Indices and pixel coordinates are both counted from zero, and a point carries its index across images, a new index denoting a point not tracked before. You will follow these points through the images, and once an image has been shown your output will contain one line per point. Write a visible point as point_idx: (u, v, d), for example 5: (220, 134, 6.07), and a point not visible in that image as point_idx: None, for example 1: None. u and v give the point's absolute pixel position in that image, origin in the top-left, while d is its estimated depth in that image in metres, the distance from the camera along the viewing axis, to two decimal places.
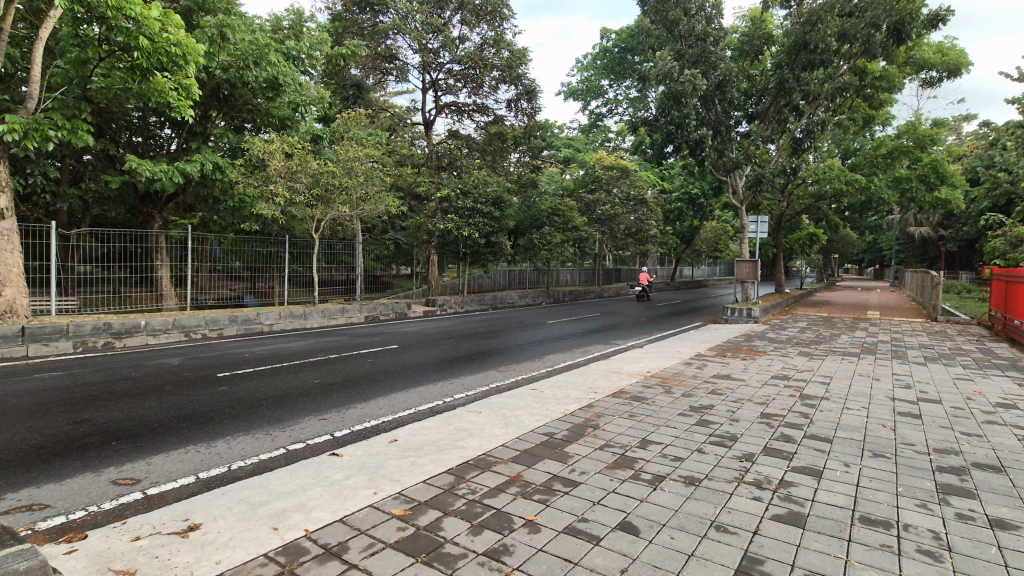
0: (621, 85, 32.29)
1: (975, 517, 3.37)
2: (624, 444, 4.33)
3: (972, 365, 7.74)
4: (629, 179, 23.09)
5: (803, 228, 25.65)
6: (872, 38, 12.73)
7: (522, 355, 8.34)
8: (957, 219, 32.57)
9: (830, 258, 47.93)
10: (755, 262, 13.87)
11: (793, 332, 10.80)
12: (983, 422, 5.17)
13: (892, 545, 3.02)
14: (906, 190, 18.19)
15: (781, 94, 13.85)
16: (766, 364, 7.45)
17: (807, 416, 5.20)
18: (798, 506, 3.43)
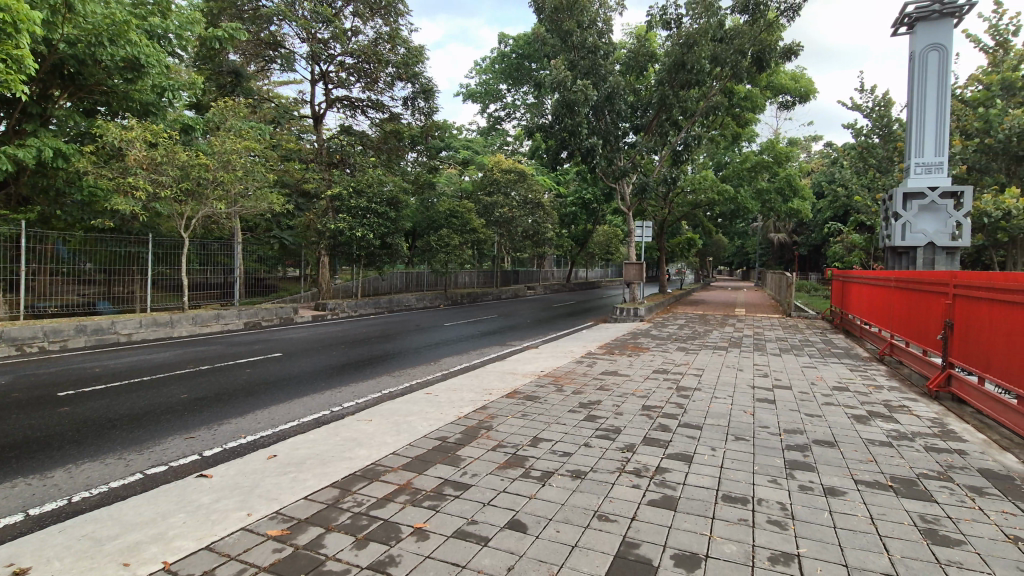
0: (519, 90, 32.96)
1: (813, 487, 3.89)
2: (516, 444, 4.41)
3: (816, 355, 8.90)
4: (526, 183, 23.65)
5: (682, 233, 27.97)
6: (739, 63, 14.21)
7: (417, 359, 8.20)
8: (807, 227, 37.33)
9: (705, 260, 52.60)
10: (641, 265, 14.88)
11: (673, 329, 11.73)
12: (823, 404, 5.97)
13: (747, 519, 3.39)
14: (766, 201, 20.52)
15: (663, 108, 14.92)
16: (648, 360, 8.01)
17: (682, 407, 5.65)
18: (671, 490, 3.72)
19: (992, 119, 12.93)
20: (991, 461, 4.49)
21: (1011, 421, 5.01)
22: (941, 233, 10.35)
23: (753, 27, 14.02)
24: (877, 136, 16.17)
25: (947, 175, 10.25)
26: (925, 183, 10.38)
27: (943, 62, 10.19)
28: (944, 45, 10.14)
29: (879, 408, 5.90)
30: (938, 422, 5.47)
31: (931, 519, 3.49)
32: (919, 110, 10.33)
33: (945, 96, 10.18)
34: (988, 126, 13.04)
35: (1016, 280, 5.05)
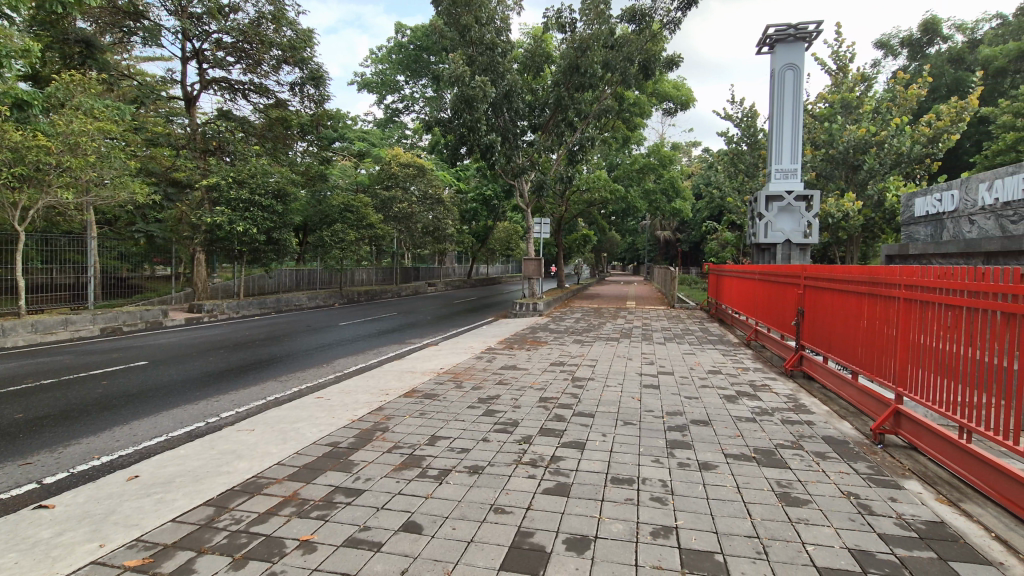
0: (417, 83, 32.32)
1: (690, 463, 4.25)
2: (412, 444, 4.33)
3: (695, 342, 9.75)
4: (426, 178, 23.31)
5: (578, 230, 29.15)
6: (628, 70, 15.07)
7: (308, 362, 7.75)
8: (688, 226, 40.73)
9: (599, 256, 55.33)
10: (539, 261, 15.29)
11: (570, 322, 12.21)
12: (699, 386, 6.55)
13: (633, 498, 3.62)
14: (653, 200, 22.05)
15: (559, 109, 15.45)
16: (546, 353, 8.26)
17: (576, 396, 5.89)
18: (564, 477, 3.87)
19: (834, 133, 14.94)
20: (832, 429, 5.21)
21: (849, 395, 5.80)
22: (796, 231, 11.77)
23: (640, 36, 14.96)
24: (745, 144, 18.00)
25: (800, 180, 11.70)
26: (784, 187, 11.75)
27: (796, 81, 11.60)
28: (797, 65, 11.54)
29: (745, 388, 6.59)
30: (793, 398, 6.22)
31: (785, 483, 3.98)
32: (778, 122, 11.73)
33: (798, 111, 11.62)
34: (831, 139, 15.05)
35: (851, 273, 5.89)
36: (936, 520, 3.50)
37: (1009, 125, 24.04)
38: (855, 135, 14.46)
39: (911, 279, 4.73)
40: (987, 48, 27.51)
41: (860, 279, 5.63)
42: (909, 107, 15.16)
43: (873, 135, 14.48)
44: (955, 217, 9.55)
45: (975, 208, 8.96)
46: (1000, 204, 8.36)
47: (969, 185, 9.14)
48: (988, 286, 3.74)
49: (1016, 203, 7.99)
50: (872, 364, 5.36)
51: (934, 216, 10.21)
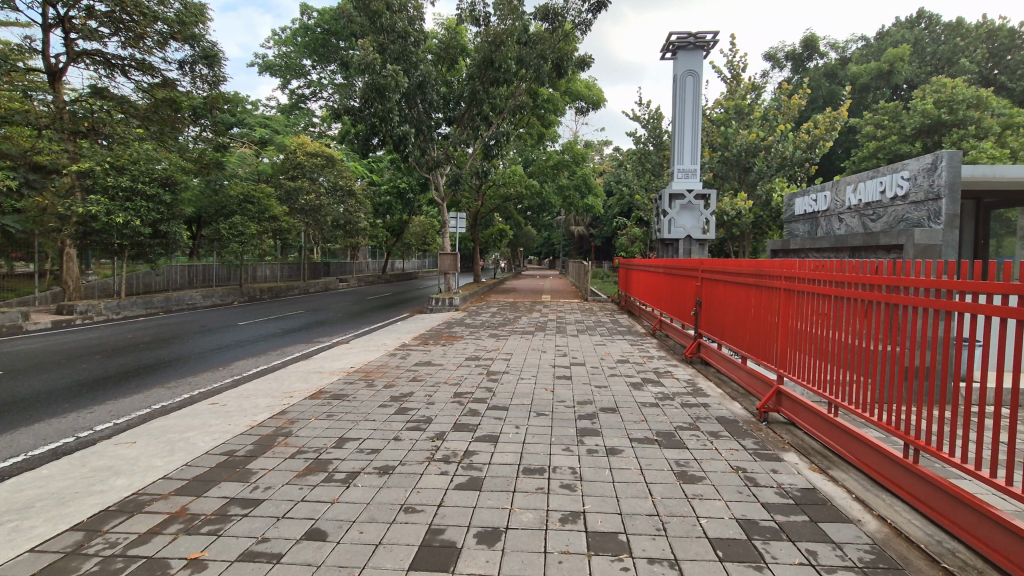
0: (325, 68, 30.69)
1: (598, 449, 4.43)
2: (317, 447, 4.14)
3: (606, 333, 10.18)
4: (335, 168, 22.34)
5: (495, 225, 29.32)
6: (541, 68, 15.24)
7: (201, 365, 7.15)
8: (600, 222, 42.36)
9: (516, 251, 56.00)
10: (455, 255, 15.23)
11: (486, 317, 12.27)
12: (608, 375, 6.84)
13: (543, 487, 3.71)
14: (567, 197, 22.61)
15: (474, 103, 15.43)
16: (461, 348, 8.24)
17: (491, 390, 5.93)
18: (477, 471, 3.88)
19: (729, 136, 16.16)
20: (725, 410, 5.66)
21: (740, 378, 6.31)
22: (696, 228, 12.63)
23: (553, 35, 15.18)
24: (651, 145, 18.98)
25: (699, 180, 12.56)
26: (685, 186, 12.56)
27: (696, 86, 12.38)
28: (696, 71, 12.33)
29: (650, 375, 6.98)
30: (691, 383, 6.68)
31: (683, 463, 4.26)
32: (680, 124, 12.48)
33: (697, 115, 12.43)
34: (726, 142, 16.27)
35: (741, 266, 6.40)
36: (809, 487, 3.92)
37: (872, 135, 27.33)
38: (746, 139, 15.76)
39: (790, 271, 5.22)
40: (855, 66, 31.11)
41: (748, 272, 6.13)
42: (792, 115, 16.73)
43: (762, 140, 15.89)
44: (828, 215, 10.69)
45: (843, 208, 10.08)
46: (863, 204, 9.46)
47: (838, 187, 10.26)
48: (853, 278, 4.20)
49: (876, 204, 9.08)
50: (759, 348, 5.88)
51: (811, 215, 11.37)
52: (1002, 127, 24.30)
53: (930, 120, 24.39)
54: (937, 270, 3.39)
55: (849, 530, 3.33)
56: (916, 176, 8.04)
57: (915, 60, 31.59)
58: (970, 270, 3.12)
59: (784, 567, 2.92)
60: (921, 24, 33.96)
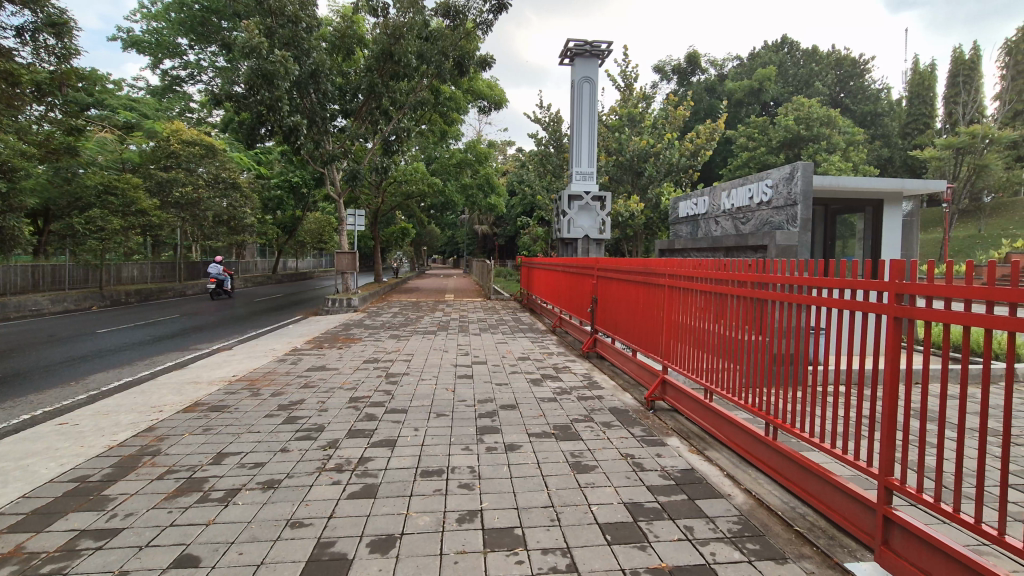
0: (204, 48, 28.04)
1: (497, 447, 4.48)
2: (191, 466, 3.78)
3: (507, 331, 10.33)
4: (216, 159, 20.63)
5: (396, 223, 28.63)
6: (442, 65, 15.10)
7: (49, 380, 6.23)
8: (503, 221, 42.95)
9: (419, 249, 55.00)
10: (353, 254, 14.59)
11: (387, 317, 11.94)
12: (509, 373, 6.96)
13: (441, 488, 3.68)
14: (469, 195, 22.61)
15: (372, 96, 14.88)
16: (358, 350, 7.94)
17: (389, 393, 5.79)
18: (371, 478, 3.76)
19: (622, 142, 17.15)
20: (617, 401, 5.99)
21: (631, 370, 6.71)
22: (593, 228, 13.21)
23: (454, 32, 15.09)
24: (552, 146, 19.64)
25: (595, 182, 13.20)
26: (582, 187, 13.13)
27: (591, 93, 12.98)
28: (592, 78, 12.93)
29: (549, 371, 7.21)
30: (588, 377, 7.01)
31: (578, 453, 4.44)
32: (578, 128, 13.03)
33: (593, 121, 13.05)
34: (620, 147, 17.25)
35: (631, 265, 6.80)
36: (688, 467, 4.27)
37: (744, 146, 30.38)
38: (638, 146, 16.91)
39: (673, 270, 5.64)
40: (731, 83, 34.30)
41: (637, 270, 6.55)
42: (677, 125, 18.09)
43: (651, 147, 17.07)
44: (706, 218, 11.72)
45: (719, 212, 11.10)
46: (735, 208, 10.47)
47: (715, 192, 11.27)
48: (726, 274, 4.64)
49: (745, 208, 10.10)
50: (646, 341, 6.32)
51: (692, 217, 12.41)
52: (846, 143, 28.13)
53: (791, 135, 27.65)
54: (794, 268, 3.82)
55: (720, 504, 3.67)
56: (777, 184, 9.04)
57: (779, 80, 35.59)
58: (820, 268, 3.54)
59: (664, 545, 3.14)
60: (784, 48, 38.31)
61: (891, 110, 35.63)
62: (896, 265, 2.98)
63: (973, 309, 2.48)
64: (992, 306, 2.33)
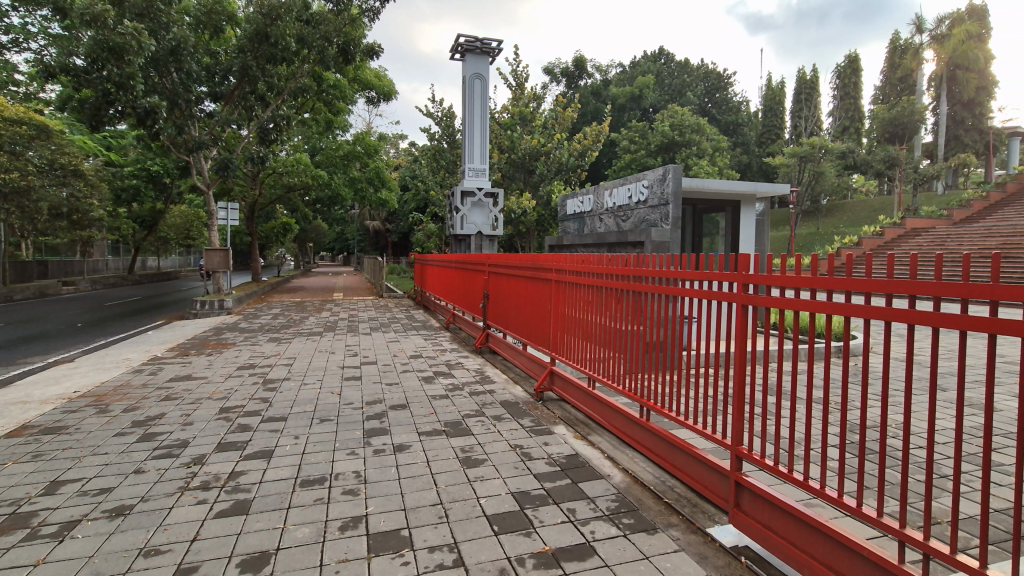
0: (32, 11, 23.94)
1: (385, 449, 4.37)
2: (14, 500, 3.24)
3: (399, 330, 10.11)
4: (51, 142, 17.80)
5: (276, 219, 26.70)
6: (326, 50, 14.28)
7: None
8: (397, 217, 41.87)
9: (304, 246, 51.69)
10: (226, 252, 13.38)
11: (266, 320, 11.11)
12: (399, 372, 6.82)
13: (323, 497, 3.51)
14: (358, 189, 21.68)
15: (245, 80, 13.70)
16: (231, 356, 7.31)
17: (266, 400, 5.40)
18: (244, 493, 3.48)
19: (514, 140, 17.52)
20: (507, 394, 6.13)
21: (522, 363, 6.89)
22: (486, 224, 13.31)
23: (338, 17, 14.22)
24: (445, 142, 19.63)
25: (487, 179, 13.36)
26: (475, 184, 13.23)
27: (482, 89, 13.07)
28: (483, 75, 13.01)
29: (441, 368, 7.18)
30: (479, 372, 7.09)
31: (468, 449, 4.47)
32: (469, 124, 13.10)
33: (484, 117, 13.17)
34: (512, 146, 17.60)
35: (522, 261, 6.95)
36: (573, 453, 4.49)
37: (627, 148, 32.44)
38: (529, 145, 17.35)
39: (560, 265, 5.87)
40: (614, 89, 36.45)
41: (526, 266, 6.75)
42: (566, 126, 18.82)
43: (541, 147, 17.64)
44: (591, 215, 12.36)
45: (602, 210, 11.75)
46: (617, 206, 11.14)
47: (599, 191, 11.92)
48: (608, 268, 4.91)
49: (625, 207, 10.79)
50: (535, 334, 6.54)
51: (579, 215, 13.03)
52: (713, 149, 31.15)
53: (667, 140, 30.05)
54: (667, 263, 4.15)
55: (600, 485, 3.90)
56: (653, 185, 9.76)
57: (656, 88, 38.45)
58: (689, 263, 3.88)
59: (548, 529, 3.27)
60: (660, 59, 41.41)
61: (749, 121, 40.06)
62: (753, 259, 3.31)
63: (810, 297, 2.86)
64: (829, 293, 2.67)
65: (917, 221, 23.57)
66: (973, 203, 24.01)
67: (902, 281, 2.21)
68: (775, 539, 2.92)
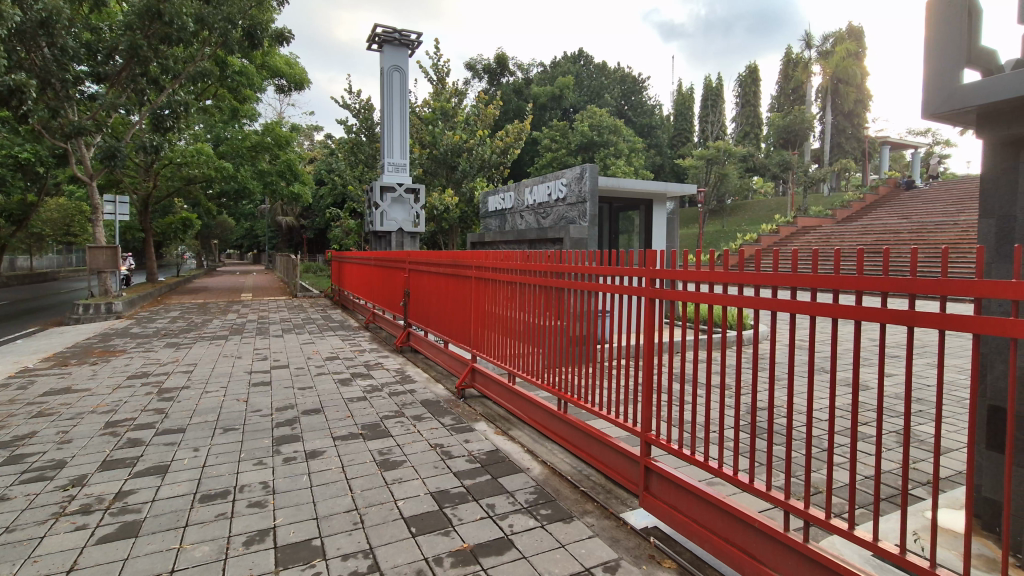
0: None
1: (296, 456, 4.16)
2: None
3: (314, 331, 9.68)
4: None
5: (175, 213, 24.56)
6: (229, 33, 13.33)
7: None
8: (312, 213, 39.96)
9: (209, 242, 47.93)
10: (114, 250, 12.13)
11: (163, 323, 10.20)
12: (314, 375, 6.53)
13: (226, 512, 3.29)
14: (268, 183, 20.41)
15: (134, 61, 12.40)
16: (120, 365, 6.65)
17: (162, 412, 4.97)
18: (133, 514, 3.19)
19: (435, 136, 17.34)
20: (428, 393, 6.06)
21: (444, 361, 6.83)
22: (407, 220, 13.03)
23: None
24: (363, 135, 19.01)
25: (408, 174, 13.11)
26: (395, 179, 12.93)
27: (401, 82, 12.79)
28: (402, 68, 12.74)
29: (359, 369, 6.96)
30: (400, 371, 6.96)
31: (386, 451, 4.36)
32: (388, 117, 12.77)
33: (404, 110, 12.89)
34: (433, 141, 17.40)
35: (442, 258, 6.89)
36: (493, 449, 4.53)
37: (548, 147, 33.05)
38: (451, 140, 17.23)
39: (481, 262, 5.88)
40: (535, 88, 37.02)
41: (447, 264, 6.69)
42: (488, 122, 18.88)
43: (463, 143, 17.56)
44: (512, 212, 12.50)
45: (523, 207, 11.92)
46: (537, 204, 11.33)
47: (520, 189, 12.08)
48: (528, 265, 4.96)
49: (545, 204, 11.01)
50: (456, 332, 6.50)
51: (500, 212, 13.14)
52: (629, 150, 32.51)
53: (586, 139, 30.99)
54: (585, 258, 4.28)
55: (520, 479, 3.96)
56: (571, 183, 10.04)
57: (576, 88, 39.47)
58: (606, 258, 4.03)
59: (467, 527, 3.28)
60: (580, 60, 42.55)
61: (662, 124, 42.26)
62: (663, 256, 3.49)
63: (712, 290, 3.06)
64: (729, 286, 2.85)
65: (806, 220, 26.01)
66: (852, 204, 26.88)
67: (788, 275, 2.43)
68: (680, 518, 3.11)
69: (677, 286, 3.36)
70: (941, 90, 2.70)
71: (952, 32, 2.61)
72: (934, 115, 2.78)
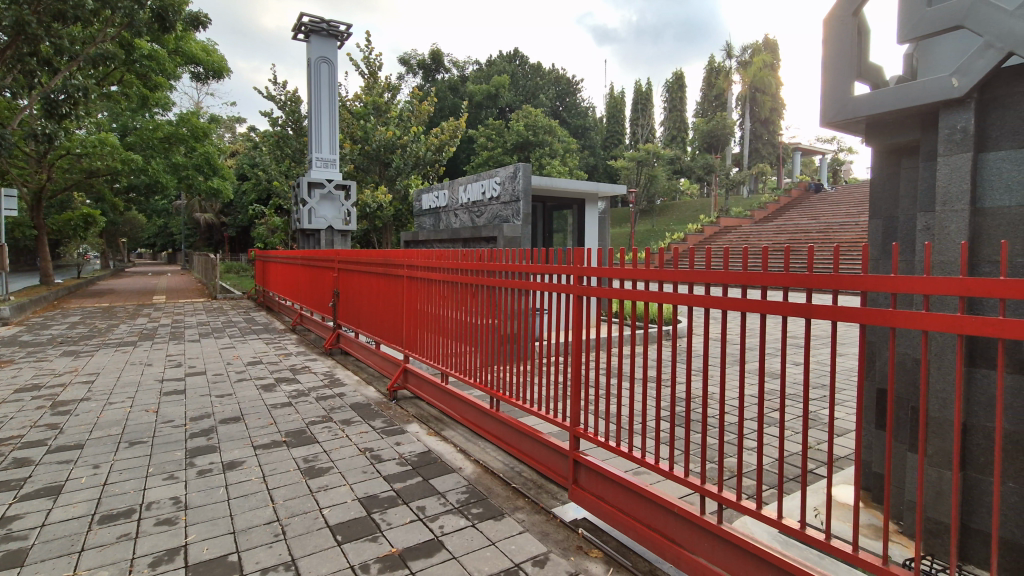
0: None
1: (212, 468, 3.91)
2: None
3: (235, 334, 9.15)
4: None
5: (73, 208, 22.35)
6: (136, 14, 12.29)
7: None
8: (234, 210, 37.72)
9: (116, 240, 44.08)
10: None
11: (59, 330, 9.27)
12: (234, 381, 6.17)
13: (130, 532, 3.04)
14: (183, 177, 19.02)
15: (22, 38, 11.12)
16: (7, 377, 5.98)
17: (55, 427, 4.52)
18: (18, 542, 2.88)
19: (367, 131, 16.89)
20: (358, 396, 5.90)
21: (376, 362, 6.67)
22: (337, 218, 12.61)
23: None
24: (289, 128, 18.17)
25: (337, 170, 12.66)
26: (323, 175, 12.45)
27: (330, 74, 12.37)
28: (330, 59, 12.31)
29: (284, 373, 6.65)
30: (328, 374, 6.73)
31: (311, 458, 4.20)
32: (316, 109, 12.27)
33: (332, 104, 12.44)
34: (365, 136, 16.93)
35: (373, 257, 6.72)
36: (425, 450, 4.47)
37: (484, 145, 33.04)
38: (383, 136, 16.85)
39: (413, 261, 5.78)
40: (470, 86, 36.87)
41: (378, 263, 6.52)
42: (422, 119, 18.60)
43: (396, 139, 17.21)
44: (447, 210, 12.40)
45: (457, 205, 11.86)
46: (471, 202, 11.31)
47: (454, 187, 12.00)
48: (462, 264, 4.93)
49: (479, 202, 11.00)
50: (388, 333, 6.36)
51: (434, 210, 12.99)
52: (563, 150, 33.11)
53: (522, 139, 31.25)
54: (518, 256, 4.30)
55: (451, 479, 3.93)
56: (505, 182, 10.11)
57: (512, 88, 39.66)
58: (539, 258, 4.06)
59: (396, 531, 3.21)
60: (516, 60, 42.77)
61: (594, 126, 43.36)
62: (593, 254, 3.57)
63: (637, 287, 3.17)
64: (652, 283, 2.96)
65: (728, 220, 27.59)
66: (768, 206, 28.86)
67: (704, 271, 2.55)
68: (607, 507, 3.22)
69: (605, 285, 3.45)
70: (834, 102, 2.96)
71: (843, 50, 2.84)
72: (831, 122, 3.06)
